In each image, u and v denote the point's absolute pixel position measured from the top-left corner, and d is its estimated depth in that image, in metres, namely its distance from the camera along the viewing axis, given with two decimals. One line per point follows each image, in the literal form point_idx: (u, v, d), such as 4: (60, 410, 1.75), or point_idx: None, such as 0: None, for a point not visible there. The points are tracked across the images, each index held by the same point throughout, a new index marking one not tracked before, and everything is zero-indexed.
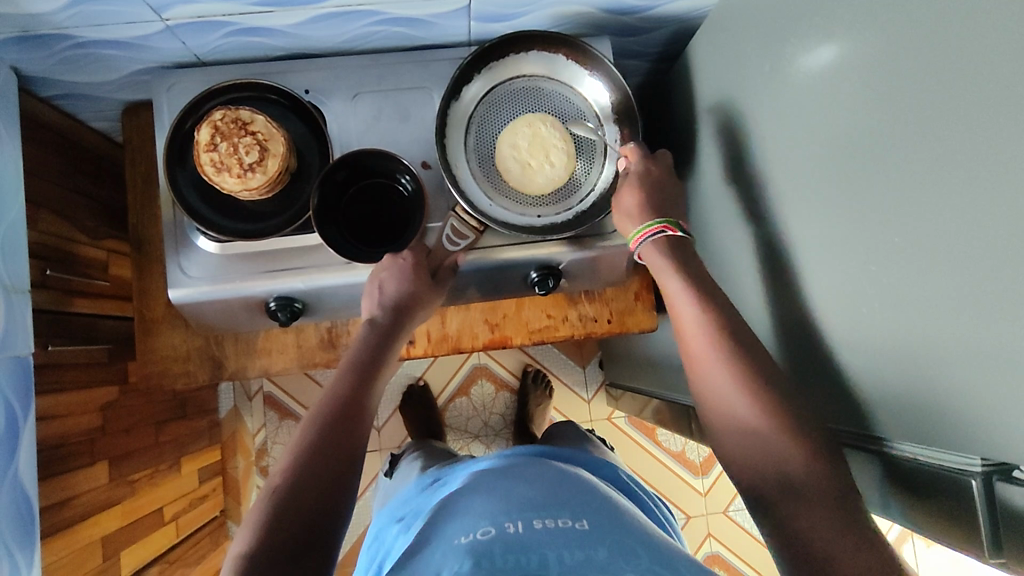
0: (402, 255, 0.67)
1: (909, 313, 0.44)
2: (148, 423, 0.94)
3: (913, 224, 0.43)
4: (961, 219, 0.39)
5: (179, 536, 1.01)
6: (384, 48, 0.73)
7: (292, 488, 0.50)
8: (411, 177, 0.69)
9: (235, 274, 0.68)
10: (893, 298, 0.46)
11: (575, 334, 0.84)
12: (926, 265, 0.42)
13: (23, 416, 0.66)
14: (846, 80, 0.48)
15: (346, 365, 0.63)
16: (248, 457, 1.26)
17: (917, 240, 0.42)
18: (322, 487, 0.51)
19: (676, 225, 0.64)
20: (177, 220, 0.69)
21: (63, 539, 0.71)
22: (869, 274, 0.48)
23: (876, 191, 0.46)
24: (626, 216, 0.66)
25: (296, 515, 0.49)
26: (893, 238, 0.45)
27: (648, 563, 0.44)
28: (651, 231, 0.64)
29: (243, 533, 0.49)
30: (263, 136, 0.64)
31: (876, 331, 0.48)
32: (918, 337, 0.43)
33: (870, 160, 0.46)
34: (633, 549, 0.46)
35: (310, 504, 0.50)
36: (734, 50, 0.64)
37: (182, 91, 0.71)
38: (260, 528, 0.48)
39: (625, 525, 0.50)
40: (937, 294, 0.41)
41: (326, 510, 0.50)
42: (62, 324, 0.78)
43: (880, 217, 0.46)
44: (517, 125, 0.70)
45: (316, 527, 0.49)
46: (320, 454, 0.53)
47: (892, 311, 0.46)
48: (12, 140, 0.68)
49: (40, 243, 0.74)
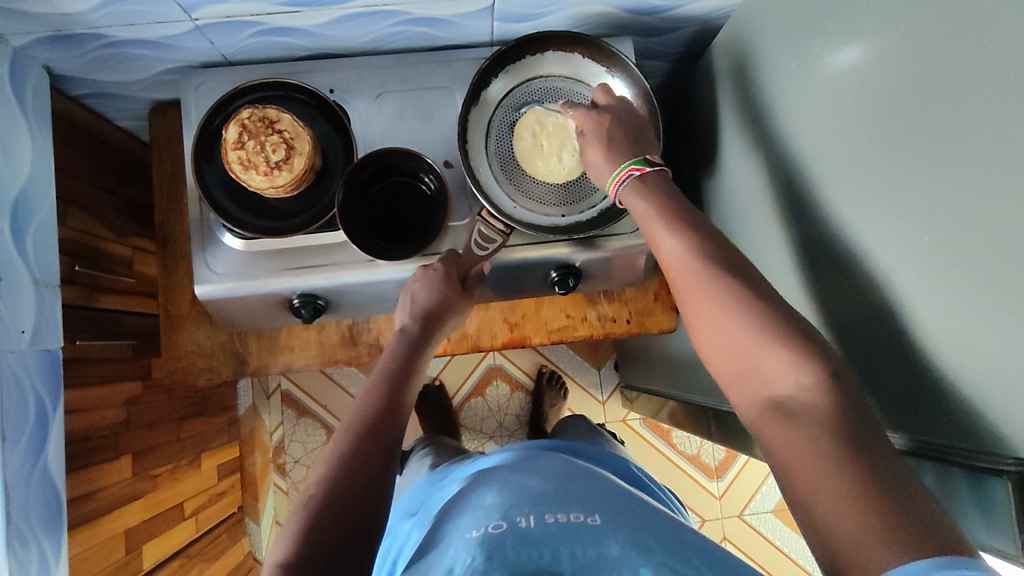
0: (433, 266, 0.68)
1: (948, 311, 0.43)
2: (169, 418, 0.95)
3: (952, 225, 0.41)
4: (999, 209, 0.38)
5: (198, 531, 1.02)
6: (407, 48, 0.74)
7: (326, 496, 0.49)
8: (434, 175, 0.69)
9: (260, 270, 0.69)
10: (928, 297, 0.44)
11: (594, 335, 0.84)
12: (954, 267, 0.42)
13: (52, 409, 0.67)
14: (872, 80, 0.48)
15: (376, 374, 0.63)
16: (265, 454, 1.27)
17: (952, 236, 0.42)
18: (364, 488, 0.51)
19: (644, 161, 0.60)
20: (203, 217, 0.70)
21: (89, 531, 0.72)
22: (903, 273, 0.47)
23: (910, 192, 0.45)
24: (599, 168, 0.63)
25: (338, 517, 0.48)
26: (925, 235, 0.44)
27: (662, 557, 0.45)
28: (622, 176, 0.60)
29: (283, 541, 0.48)
30: (289, 135, 0.65)
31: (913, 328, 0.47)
32: (951, 334, 0.43)
33: (905, 158, 0.45)
34: (649, 545, 0.46)
35: (352, 505, 0.49)
36: (758, 47, 0.63)
37: (209, 90, 0.73)
38: (303, 531, 0.47)
39: (637, 518, 0.50)
40: (976, 294, 0.40)
41: (365, 516, 0.49)
42: (89, 319, 0.80)
43: (912, 216, 0.45)
44: (551, 114, 0.70)
45: (354, 531, 0.48)
46: (360, 458, 0.53)
47: (927, 309, 0.45)
48: (44, 138, 0.69)
49: (70, 239, 0.75)
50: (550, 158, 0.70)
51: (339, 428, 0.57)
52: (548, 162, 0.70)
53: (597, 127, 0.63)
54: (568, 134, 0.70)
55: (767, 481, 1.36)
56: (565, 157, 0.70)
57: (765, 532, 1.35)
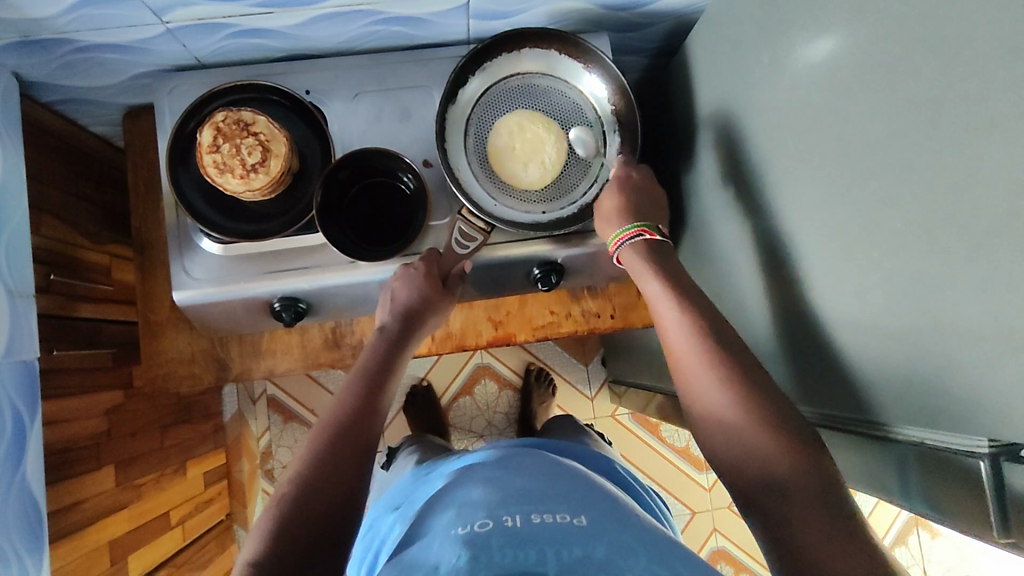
0: (413, 264, 0.67)
1: (919, 297, 0.43)
2: (152, 427, 0.94)
3: (926, 211, 0.42)
4: (977, 195, 0.38)
5: (186, 540, 1.01)
6: (384, 48, 0.74)
7: (299, 497, 0.49)
8: (414, 175, 0.69)
9: (239, 275, 0.69)
10: (899, 285, 0.45)
11: (578, 331, 0.84)
12: (924, 254, 0.42)
13: (30, 421, 0.65)
14: (842, 72, 0.48)
15: (355, 373, 0.63)
16: (252, 460, 1.26)
17: (925, 221, 0.42)
18: (337, 486, 0.51)
19: (653, 228, 0.67)
20: (180, 222, 0.69)
21: (72, 543, 0.71)
22: (879, 259, 0.47)
23: (881, 180, 0.45)
24: (606, 219, 0.68)
25: (310, 515, 0.48)
26: (897, 223, 0.44)
27: (646, 562, 0.44)
28: (629, 235, 0.66)
29: (253, 538, 0.47)
30: (265, 137, 0.64)
31: (884, 314, 0.47)
32: (920, 321, 0.43)
33: (879, 145, 0.45)
34: (633, 548, 0.46)
35: (324, 504, 0.49)
36: (732, 41, 0.64)
37: (183, 93, 0.72)
38: (274, 530, 0.47)
39: (620, 520, 0.50)
40: (950, 280, 0.40)
41: (337, 514, 0.49)
42: (66, 329, 0.78)
43: (884, 203, 0.45)
44: (531, 122, 0.71)
45: (325, 529, 0.48)
46: (335, 457, 0.52)
47: (901, 294, 0.45)
48: (14, 145, 0.68)
49: (44, 248, 0.74)
50: (522, 165, 0.70)
51: (315, 426, 0.56)
52: (518, 168, 0.70)
53: (623, 179, 0.68)
54: (543, 145, 0.71)
55: None
56: (534, 169, 0.70)
57: None
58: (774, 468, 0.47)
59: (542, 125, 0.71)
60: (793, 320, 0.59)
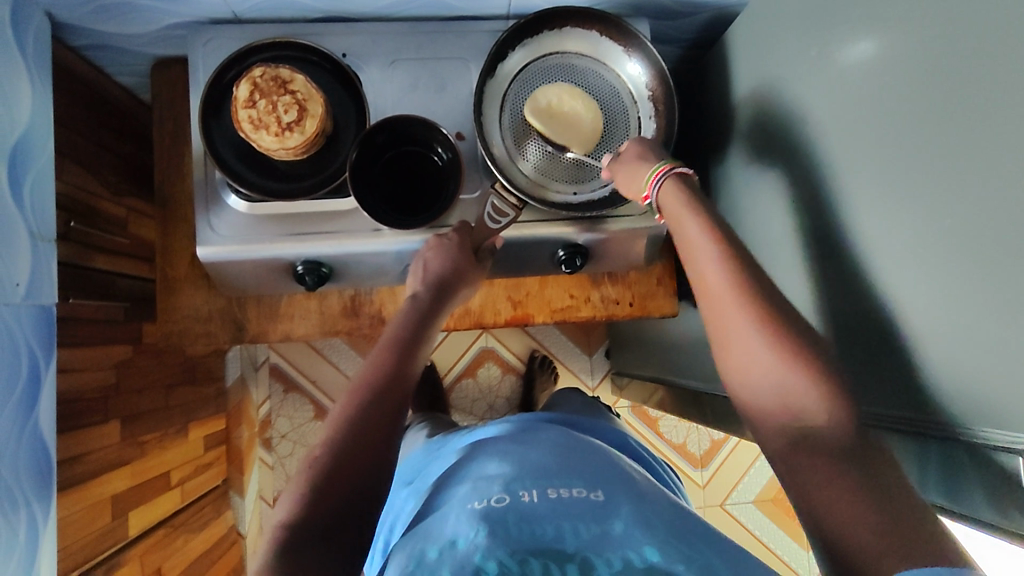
0: (446, 235, 0.67)
1: (959, 297, 0.43)
2: (157, 385, 0.93)
3: (978, 217, 0.41)
4: None
5: (183, 502, 1.01)
6: (423, 16, 0.73)
7: (327, 462, 0.48)
8: (448, 147, 0.68)
9: (263, 234, 0.68)
10: (936, 283, 0.45)
11: (596, 316, 0.84)
12: (970, 253, 0.42)
13: (44, 367, 0.65)
14: (890, 66, 0.48)
15: (384, 340, 0.62)
16: (251, 428, 1.25)
17: (975, 223, 0.41)
18: (366, 453, 0.50)
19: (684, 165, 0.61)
20: (208, 177, 0.68)
21: (76, 494, 0.71)
22: (920, 261, 0.46)
23: (928, 178, 0.45)
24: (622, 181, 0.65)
25: (340, 484, 0.47)
26: (943, 221, 0.44)
27: (666, 536, 0.44)
28: (663, 171, 0.60)
29: (283, 504, 0.47)
30: (302, 96, 0.63)
31: (925, 315, 0.46)
32: (957, 320, 0.43)
33: (931, 148, 0.45)
34: (656, 524, 0.45)
35: (353, 473, 0.48)
36: (777, 33, 0.63)
37: (217, 47, 0.71)
38: (304, 498, 0.47)
39: (641, 496, 0.49)
40: (998, 294, 0.40)
41: (365, 482, 0.49)
42: (83, 278, 0.78)
43: (930, 202, 0.45)
44: (575, 95, 0.69)
45: (354, 498, 0.48)
46: (363, 424, 0.51)
47: (943, 296, 0.44)
48: (43, 87, 0.67)
49: (65, 194, 0.73)
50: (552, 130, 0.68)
51: (343, 392, 0.55)
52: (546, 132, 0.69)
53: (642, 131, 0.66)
54: (581, 119, 0.69)
55: (750, 470, 1.38)
56: (559, 139, 0.69)
57: (746, 521, 1.37)
58: (795, 446, 0.46)
59: (585, 99, 0.69)
60: (821, 315, 0.59)
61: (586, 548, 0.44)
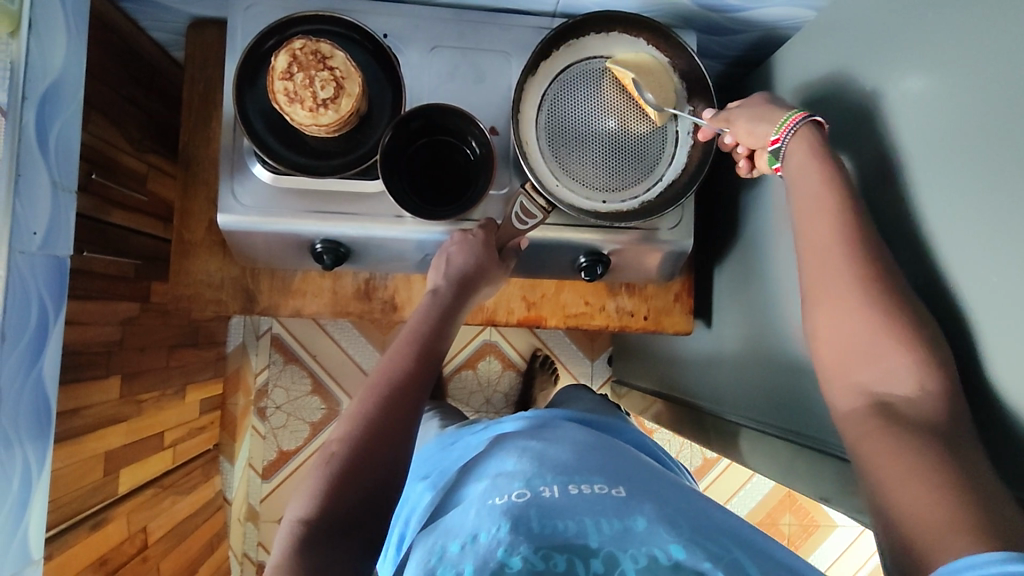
0: (472, 232, 0.67)
1: (1016, 347, 0.42)
2: (160, 345, 0.92)
3: None
4: None
5: (174, 463, 1.01)
6: (470, 5, 0.71)
7: (347, 458, 0.48)
8: (481, 142, 0.67)
9: (286, 208, 0.67)
10: (997, 327, 0.44)
11: (609, 326, 0.83)
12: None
13: (53, 317, 0.64)
14: (958, 103, 0.47)
15: (405, 335, 0.61)
16: (247, 396, 1.25)
17: None
18: (385, 450, 0.49)
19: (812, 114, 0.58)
20: (236, 143, 0.67)
21: (71, 448, 0.70)
22: (974, 315, 0.46)
23: (993, 222, 0.44)
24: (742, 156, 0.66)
25: (359, 480, 0.47)
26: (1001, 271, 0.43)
27: (689, 531, 0.44)
28: (798, 118, 0.57)
29: (302, 499, 0.47)
30: (340, 73, 0.62)
31: (966, 370, 0.47)
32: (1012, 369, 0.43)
33: (999, 201, 0.44)
34: (679, 520, 0.45)
35: (373, 469, 0.48)
36: (828, 61, 0.62)
37: (258, 14, 0.69)
38: (324, 494, 0.46)
39: (665, 497, 0.48)
40: None
41: (385, 478, 0.48)
42: (98, 232, 0.77)
43: (990, 247, 0.44)
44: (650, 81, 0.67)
45: (374, 495, 0.47)
46: (382, 421, 0.51)
47: (991, 354, 0.45)
48: (80, 36, 0.66)
49: (89, 146, 0.72)
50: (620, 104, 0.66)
51: (362, 388, 0.55)
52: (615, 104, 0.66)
53: None
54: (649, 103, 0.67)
55: (740, 491, 1.38)
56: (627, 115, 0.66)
57: None
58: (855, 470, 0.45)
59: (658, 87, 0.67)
60: None
61: (609, 546, 0.43)
